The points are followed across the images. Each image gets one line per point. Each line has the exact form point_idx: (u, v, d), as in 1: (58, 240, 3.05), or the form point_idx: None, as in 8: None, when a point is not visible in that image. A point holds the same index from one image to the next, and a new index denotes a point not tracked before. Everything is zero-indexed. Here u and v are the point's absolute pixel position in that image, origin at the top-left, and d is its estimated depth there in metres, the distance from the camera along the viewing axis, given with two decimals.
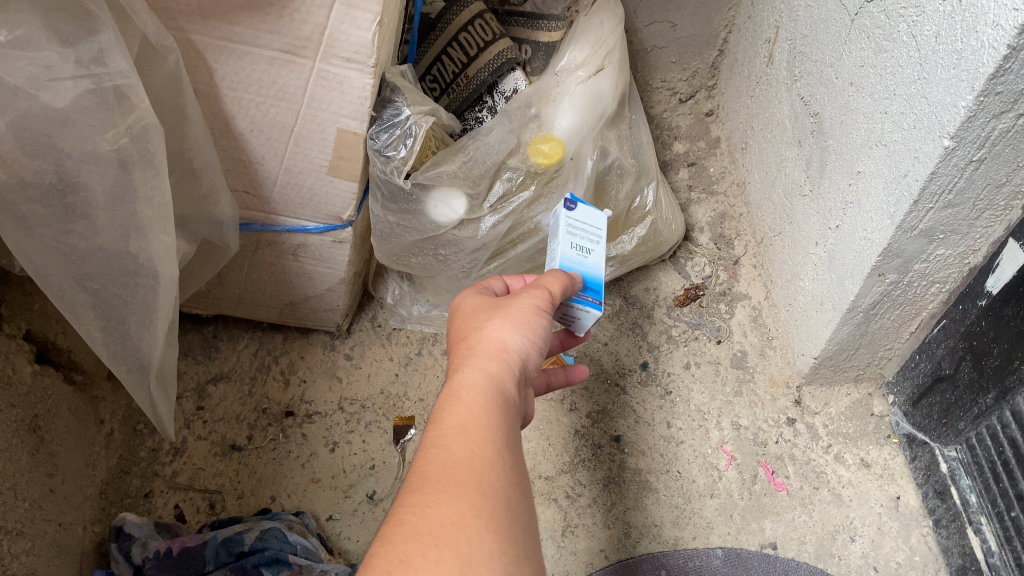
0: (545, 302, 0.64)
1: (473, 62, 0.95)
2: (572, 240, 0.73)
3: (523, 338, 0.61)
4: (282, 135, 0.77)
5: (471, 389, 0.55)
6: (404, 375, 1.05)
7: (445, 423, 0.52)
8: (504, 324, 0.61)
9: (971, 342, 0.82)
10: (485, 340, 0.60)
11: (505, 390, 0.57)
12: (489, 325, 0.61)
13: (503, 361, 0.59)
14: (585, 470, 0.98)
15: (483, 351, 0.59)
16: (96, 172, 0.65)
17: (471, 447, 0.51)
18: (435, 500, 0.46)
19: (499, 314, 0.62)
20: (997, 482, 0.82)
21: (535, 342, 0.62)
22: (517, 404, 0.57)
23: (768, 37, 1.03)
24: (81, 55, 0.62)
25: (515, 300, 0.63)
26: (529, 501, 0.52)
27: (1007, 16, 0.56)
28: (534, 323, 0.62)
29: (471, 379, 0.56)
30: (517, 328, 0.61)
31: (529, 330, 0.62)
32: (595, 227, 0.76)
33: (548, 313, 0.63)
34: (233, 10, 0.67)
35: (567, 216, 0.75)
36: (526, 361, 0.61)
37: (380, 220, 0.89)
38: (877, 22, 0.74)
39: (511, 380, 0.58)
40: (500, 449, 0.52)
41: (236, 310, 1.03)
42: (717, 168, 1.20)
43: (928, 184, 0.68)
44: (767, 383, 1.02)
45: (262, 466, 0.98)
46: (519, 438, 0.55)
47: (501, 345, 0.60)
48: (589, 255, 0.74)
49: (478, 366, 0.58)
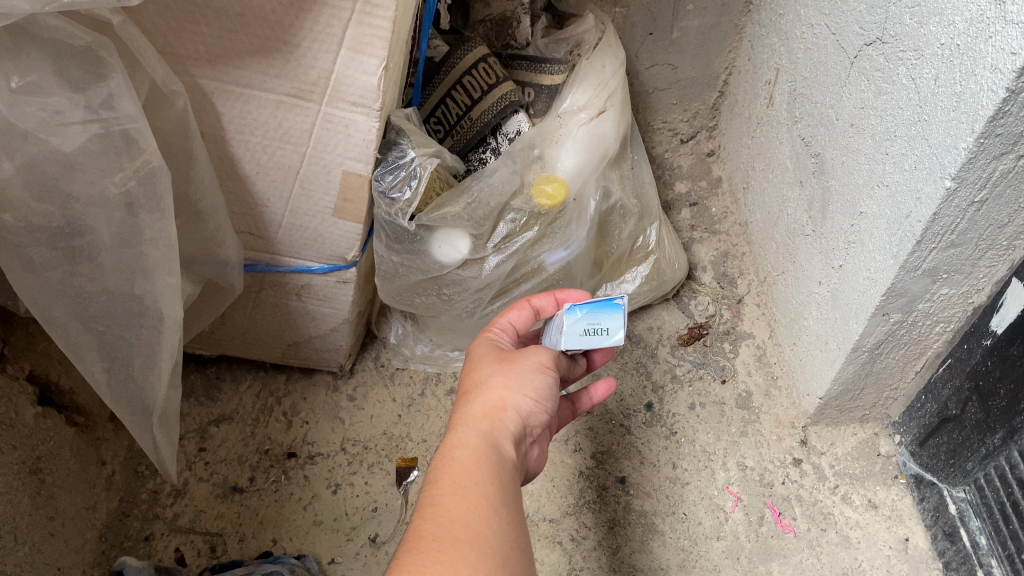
0: (551, 362, 0.66)
1: (477, 105, 0.95)
2: None
3: (522, 396, 0.64)
4: (288, 177, 0.78)
5: (466, 449, 0.59)
6: (406, 416, 1.05)
7: (441, 483, 0.57)
8: (504, 382, 0.64)
9: (977, 381, 0.82)
10: (484, 398, 0.64)
11: (502, 449, 0.61)
12: (490, 382, 0.65)
13: (500, 421, 0.62)
14: (590, 512, 0.97)
15: (479, 409, 0.63)
16: (103, 215, 0.66)
17: (466, 505, 0.55)
18: (432, 558, 0.51)
19: (501, 370, 0.66)
20: (1008, 524, 0.81)
21: (537, 398, 0.65)
22: (513, 462, 0.61)
23: (768, 79, 1.04)
24: (90, 100, 0.62)
25: (520, 355, 0.67)
26: (525, 553, 0.56)
27: (1006, 60, 0.56)
28: (536, 382, 0.65)
29: (467, 439, 0.60)
30: (516, 387, 0.64)
31: (531, 390, 0.65)
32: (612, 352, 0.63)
33: (553, 371, 0.66)
34: (241, 54, 0.68)
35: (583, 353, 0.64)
36: (525, 418, 0.64)
37: (383, 260, 0.89)
38: (877, 65, 0.75)
39: (506, 440, 0.62)
40: (494, 506, 0.56)
41: (239, 350, 1.03)
42: (719, 208, 1.20)
43: (931, 225, 0.68)
44: (773, 423, 1.01)
45: (264, 509, 0.97)
46: (517, 494, 0.59)
47: (498, 404, 0.63)
48: None
49: (474, 425, 0.62)
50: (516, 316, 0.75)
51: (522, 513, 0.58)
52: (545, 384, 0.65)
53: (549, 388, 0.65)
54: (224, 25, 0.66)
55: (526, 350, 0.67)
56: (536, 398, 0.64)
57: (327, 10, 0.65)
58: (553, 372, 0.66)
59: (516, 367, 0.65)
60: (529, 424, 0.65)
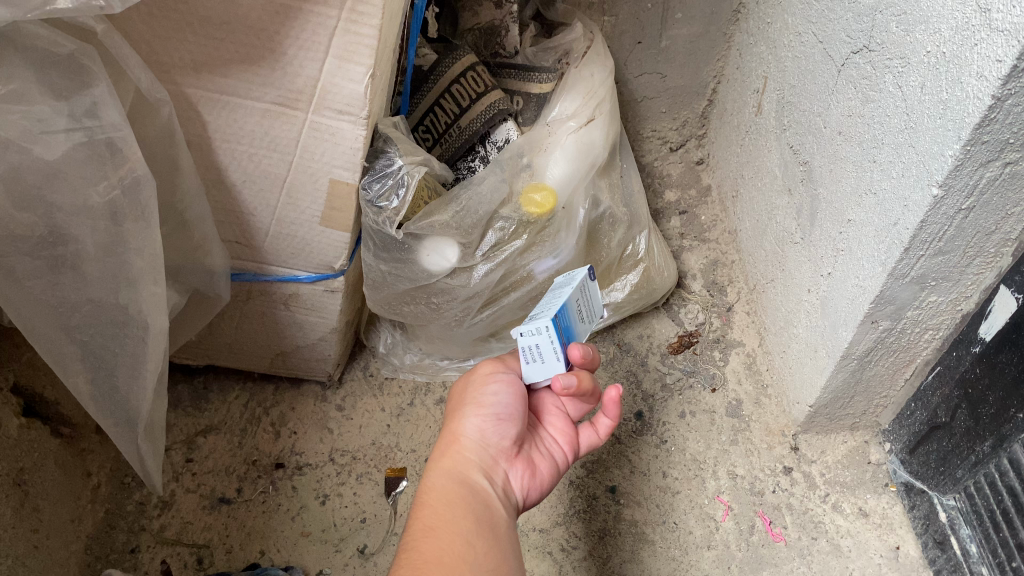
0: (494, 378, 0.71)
1: (466, 113, 0.95)
2: None
3: (473, 419, 0.69)
4: (275, 187, 0.77)
5: (431, 490, 0.64)
6: (396, 426, 1.04)
7: (412, 528, 0.61)
8: (458, 416, 0.70)
9: (966, 389, 0.82)
10: (445, 437, 0.70)
11: (465, 477, 0.65)
12: (450, 422, 0.71)
13: (460, 452, 0.67)
14: (580, 522, 0.96)
15: (442, 449, 0.68)
16: (87, 225, 0.65)
17: (433, 539, 0.59)
18: None
19: (459, 408, 0.71)
20: (998, 531, 0.80)
21: (493, 415, 0.69)
22: (480, 485, 0.65)
23: (756, 87, 1.05)
24: (74, 108, 0.62)
25: (471, 388, 0.72)
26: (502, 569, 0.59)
27: (991, 67, 0.56)
28: (485, 404, 0.70)
29: (433, 481, 0.65)
30: (469, 415, 0.69)
31: (482, 411, 0.69)
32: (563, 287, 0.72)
33: (500, 386, 0.71)
34: (226, 63, 0.68)
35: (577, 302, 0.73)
36: (485, 439, 0.68)
37: (372, 269, 0.89)
38: (863, 73, 0.75)
39: (470, 467, 0.66)
40: (462, 535, 0.59)
41: (227, 360, 1.02)
42: (709, 216, 1.20)
43: (919, 233, 0.68)
44: (763, 431, 1.01)
45: (252, 520, 0.96)
46: (491, 515, 0.63)
47: (455, 436, 0.69)
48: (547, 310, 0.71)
49: (439, 464, 0.67)
50: None
51: (498, 532, 0.62)
52: (494, 400, 0.70)
53: (500, 403, 0.70)
54: (209, 33, 0.66)
55: (474, 381, 0.72)
56: (488, 416, 0.69)
57: (313, 17, 0.65)
58: (500, 388, 0.71)
59: (467, 400, 0.71)
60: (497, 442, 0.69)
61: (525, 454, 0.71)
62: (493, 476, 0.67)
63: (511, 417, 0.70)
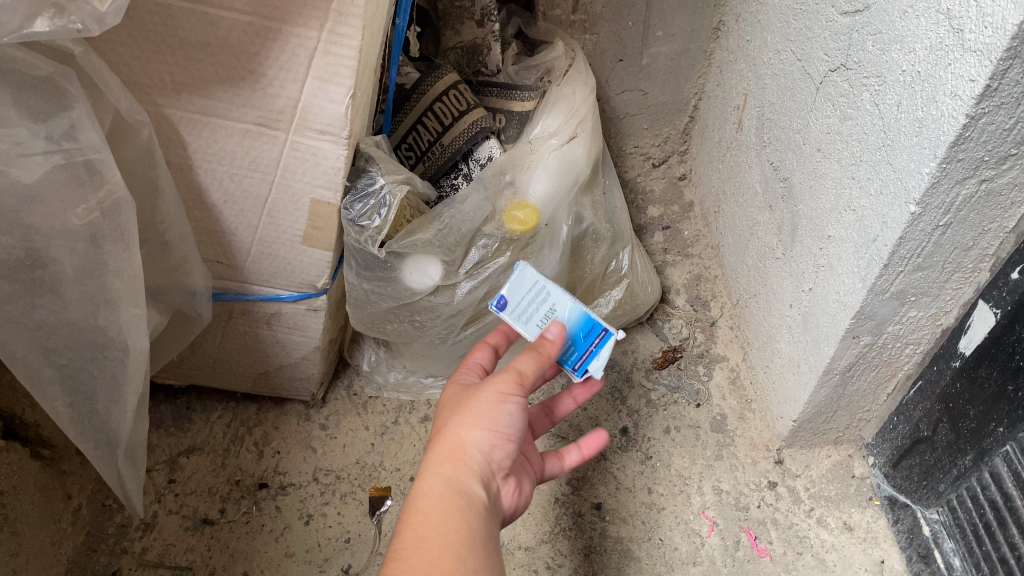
0: (511, 387, 0.66)
1: (448, 131, 0.95)
2: (538, 325, 0.73)
3: (481, 431, 0.64)
4: (256, 207, 0.77)
5: (428, 498, 0.61)
6: (380, 444, 1.04)
7: (406, 538, 0.58)
8: (463, 420, 0.65)
9: (947, 403, 0.82)
10: (445, 439, 0.65)
11: (464, 488, 0.61)
12: (451, 423, 0.65)
13: (461, 462, 0.63)
14: (566, 539, 0.96)
15: (441, 452, 0.64)
16: (65, 246, 0.65)
17: (429, 556, 0.56)
18: None
19: (462, 410, 0.66)
20: (980, 545, 0.81)
21: (504, 433, 0.65)
22: (479, 499, 0.62)
23: (737, 104, 1.05)
24: (52, 130, 0.62)
25: (479, 390, 0.67)
26: None
27: (965, 86, 0.57)
28: (496, 416, 0.65)
29: (430, 487, 0.62)
30: (474, 422, 0.65)
31: (491, 422, 0.65)
32: (535, 287, 0.74)
33: (513, 398, 0.66)
34: (207, 84, 0.68)
35: (515, 311, 0.73)
36: (488, 452, 0.64)
37: (355, 287, 0.89)
38: (841, 91, 0.76)
39: (470, 478, 0.62)
40: (459, 554, 0.57)
41: (210, 380, 1.02)
42: (692, 231, 1.21)
43: (898, 249, 0.69)
44: (748, 446, 1.01)
45: (235, 541, 0.95)
46: (487, 533, 0.60)
47: (458, 444, 0.64)
48: (555, 312, 0.74)
49: (437, 470, 0.63)
50: (482, 356, 0.77)
51: (493, 553, 0.60)
52: (505, 413, 0.65)
53: (508, 417, 0.65)
54: (189, 54, 0.66)
55: (485, 382, 0.67)
56: (494, 429, 0.65)
57: (293, 38, 0.65)
58: (512, 401, 0.66)
59: (474, 404, 0.65)
60: (499, 456, 0.65)
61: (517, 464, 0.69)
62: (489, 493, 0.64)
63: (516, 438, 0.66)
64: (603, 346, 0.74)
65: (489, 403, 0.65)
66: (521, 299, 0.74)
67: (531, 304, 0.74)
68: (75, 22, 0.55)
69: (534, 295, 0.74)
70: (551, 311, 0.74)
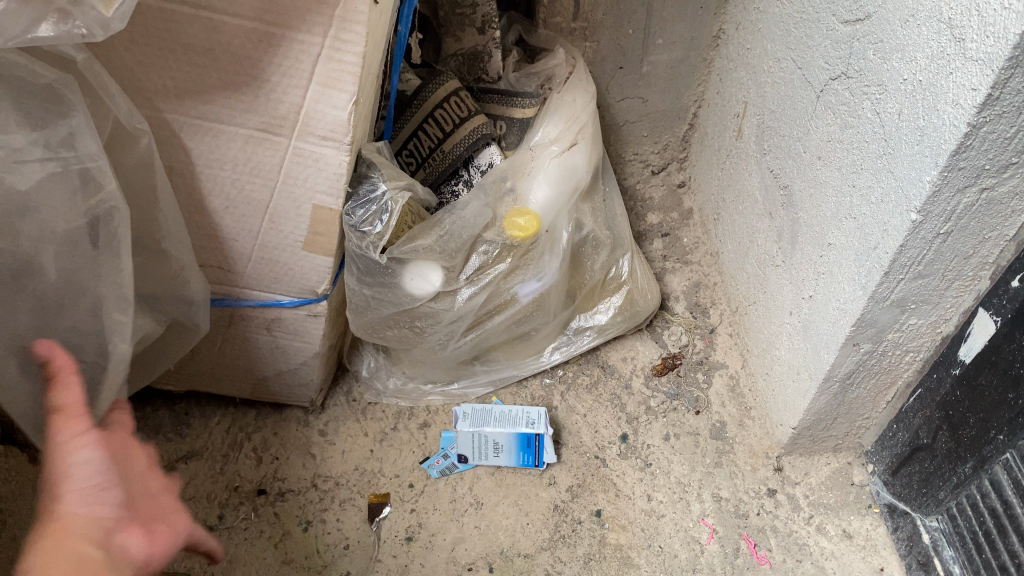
0: (81, 420, 0.60)
1: (449, 138, 0.96)
2: (493, 453, 0.99)
3: (77, 500, 0.56)
4: (257, 213, 0.77)
5: (59, 530, 0.54)
6: (379, 451, 1.04)
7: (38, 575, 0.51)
8: (58, 487, 0.57)
9: (947, 411, 0.83)
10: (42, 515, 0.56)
11: (87, 535, 0.55)
12: (46, 492, 0.57)
13: (71, 527, 0.54)
14: (565, 547, 0.95)
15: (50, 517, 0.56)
16: (50, 249, 0.65)
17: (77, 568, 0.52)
18: None
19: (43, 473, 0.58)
20: (980, 553, 0.81)
21: (86, 481, 0.58)
22: (94, 532, 0.55)
23: (736, 111, 1.06)
24: (54, 135, 0.62)
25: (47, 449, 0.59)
26: None
27: (966, 95, 0.57)
28: (73, 465, 0.58)
29: (70, 514, 0.55)
30: (66, 487, 0.57)
31: (86, 469, 0.58)
32: (479, 437, 0.98)
33: (92, 443, 0.59)
34: (209, 90, 0.68)
35: (469, 440, 0.98)
36: (91, 512, 0.56)
37: (355, 293, 0.89)
38: (842, 99, 0.76)
39: (87, 534, 0.55)
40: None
41: (208, 386, 1.01)
42: (691, 238, 1.21)
43: (898, 257, 0.69)
44: (747, 453, 1.01)
45: (234, 547, 0.95)
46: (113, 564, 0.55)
47: (52, 514, 0.55)
48: (499, 446, 0.99)
49: (73, 520, 0.55)
50: None
51: None
52: (89, 456, 0.59)
53: (89, 461, 0.58)
54: (192, 60, 0.66)
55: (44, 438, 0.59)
56: (91, 491, 0.57)
57: (297, 45, 0.66)
58: (92, 446, 0.59)
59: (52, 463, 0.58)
60: (103, 515, 0.57)
61: (138, 519, 0.60)
62: (110, 554, 0.55)
63: (132, 505, 0.62)
64: (540, 443, 0.99)
65: (55, 454, 0.58)
66: (471, 439, 0.98)
67: (481, 447, 0.99)
68: (80, 28, 0.55)
69: (478, 432, 0.97)
70: (496, 450, 0.99)
